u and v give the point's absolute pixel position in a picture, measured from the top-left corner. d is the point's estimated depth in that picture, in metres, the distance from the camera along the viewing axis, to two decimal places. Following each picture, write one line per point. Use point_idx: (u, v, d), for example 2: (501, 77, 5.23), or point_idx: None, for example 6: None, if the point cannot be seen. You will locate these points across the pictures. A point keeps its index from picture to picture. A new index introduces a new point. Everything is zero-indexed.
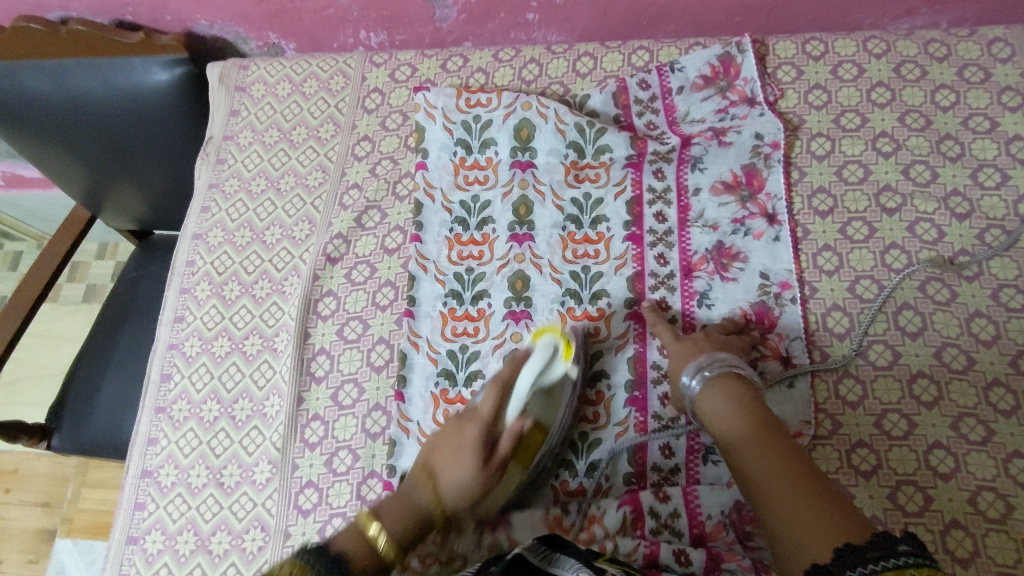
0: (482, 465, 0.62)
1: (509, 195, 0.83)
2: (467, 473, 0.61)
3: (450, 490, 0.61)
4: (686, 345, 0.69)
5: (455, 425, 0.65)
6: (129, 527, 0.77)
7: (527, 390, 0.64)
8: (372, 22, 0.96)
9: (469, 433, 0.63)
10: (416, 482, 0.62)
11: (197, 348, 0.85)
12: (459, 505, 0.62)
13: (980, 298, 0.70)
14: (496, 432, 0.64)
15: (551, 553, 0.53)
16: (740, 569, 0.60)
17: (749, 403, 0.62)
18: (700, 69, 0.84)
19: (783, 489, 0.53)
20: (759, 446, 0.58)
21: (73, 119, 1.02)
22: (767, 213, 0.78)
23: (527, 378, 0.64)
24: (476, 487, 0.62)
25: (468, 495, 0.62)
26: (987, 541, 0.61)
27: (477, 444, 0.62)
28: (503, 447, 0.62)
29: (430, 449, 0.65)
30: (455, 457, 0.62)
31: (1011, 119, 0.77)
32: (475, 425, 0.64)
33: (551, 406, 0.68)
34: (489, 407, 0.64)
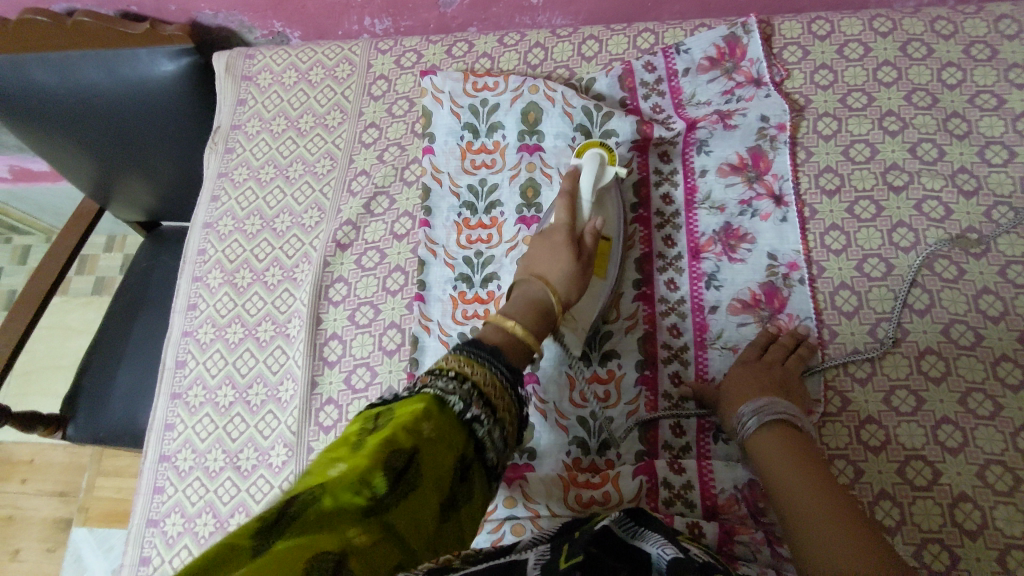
0: (577, 256, 0.70)
1: (516, 178, 0.84)
2: (568, 265, 0.69)
3: (561, 287, 0.68)
4: (752, 375, 0.67)
5: (539, 240, 0.73)
6: (149, 511, 0.79)
7: (590, 192, 0.74)
8: (376, 9, 0.96)
9: (557, 237, 0.71)
10: (526, 285, 0.68)
11: (210, 335, 0.86)
12: (570, 299, 0.69)
13: (988, 275, 0.71)
14: (578, 234, 0.73)
15: (637, 529, 0.49)
16: (755, 543, 0.62)
17: (805, 453, 0.60)
18: (706, 51, 0.84)
19: (835, 534, 0.51)
20: (813, 492, 0.55)
21: (81, 111, 1.03)
22: (774, 193, 0.78)
23: (588, 181, 0.74)
24: (578, 279, 0.69)
25: (574, 286, 0.69)
26: (995, 513, 0.62)
27: (568, 242, 0.71)
28: (589, 242, 0.71)
29: (527, 264, 0.72)
30: (554, 257, 0.70)
31: (1019, 95, 0.77)
32: (560, 231, 0.72)
33: (608, 215, 0.77)
34: (564, 217, 0.73)
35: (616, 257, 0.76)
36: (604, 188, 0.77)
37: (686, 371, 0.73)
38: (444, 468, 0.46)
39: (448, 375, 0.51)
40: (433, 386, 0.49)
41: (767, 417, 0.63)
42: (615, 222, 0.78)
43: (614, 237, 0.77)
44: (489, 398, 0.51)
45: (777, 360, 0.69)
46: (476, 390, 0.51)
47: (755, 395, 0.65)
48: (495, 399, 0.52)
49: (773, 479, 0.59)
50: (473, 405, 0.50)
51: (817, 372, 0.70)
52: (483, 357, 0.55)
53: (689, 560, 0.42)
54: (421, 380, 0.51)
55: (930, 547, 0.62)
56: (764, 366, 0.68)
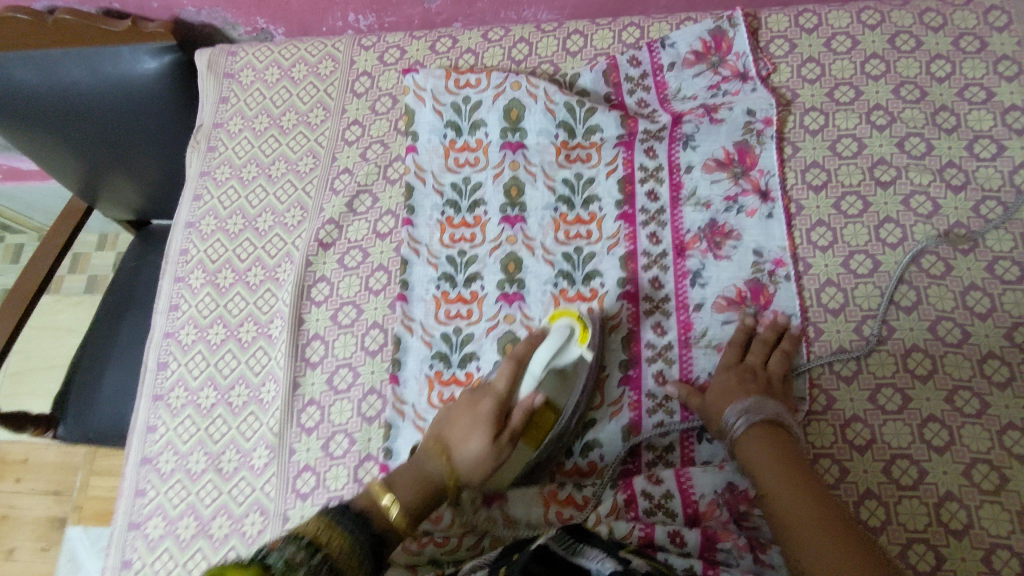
0: (493, 440, 0.63)
1: (500, 176, 0.83)
2: (479, 447, 0.62)
3: (462, 466, 0.63)
4: (733, 378, 0.67)
5: (468, 398, 0.66)
6: (131, 513, 0.78)
7: (540, 370, 0.65)
8: (360, 5, 0.95)
9: (483, 406, 0.64)
10: (429, 456, 0.63)
11: (193, 335, 0.86)
12: (470, 479, 0.63)
13: (976, 270, 0.70)
14: (508, 406, 0.65)
15: (575, 544, 0.53)
16: (737, 549, 0.61)
17: (782, 449, 0.60)
18: (691, 45, 0.83)
19: (822, 538, 0.52)
20: (795, 490, 0.56)
21: (64, 111, 1.02)
22: (760, 189, 0.77)
23: (542, 358, 0.65)
24: (486, 463, 0.62)
25: (479, 471, 0.63)
26: (981, 513, 0.61)
27: (490, 419, 0.63)
28: (514, 424, 0.63)
29: (443, 421, 0.65)
30: (466, 432, 0.63)
31: (1008, 88, 0.76)
32: (489, 399, 0.64)
33: (565, 389, 0.68)
34: (503, 386, 0.65)
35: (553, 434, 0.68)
36: (570, 363, 0.68)
37: (670, 369, 0.73)
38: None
39: (296, 543, 0.48)
40: (278, 559, 0.46)
41: (756, 418, 0.62)
42: (569, 397, 0.69)
43: (561, 407, 0.68)
44: (342, 570, 0.50)
45: (759, 364, 0.68)
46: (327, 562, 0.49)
47: (739, 398, 0.64)
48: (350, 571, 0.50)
49: (755, 478, 0.59)
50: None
51: (802, 373, 0.70)
52: (344, 519, 0.54)
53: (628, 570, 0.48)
54: (269, 547, 0.48)
55: (915, 548, 0.61)
56: (748, 370, 0.67)
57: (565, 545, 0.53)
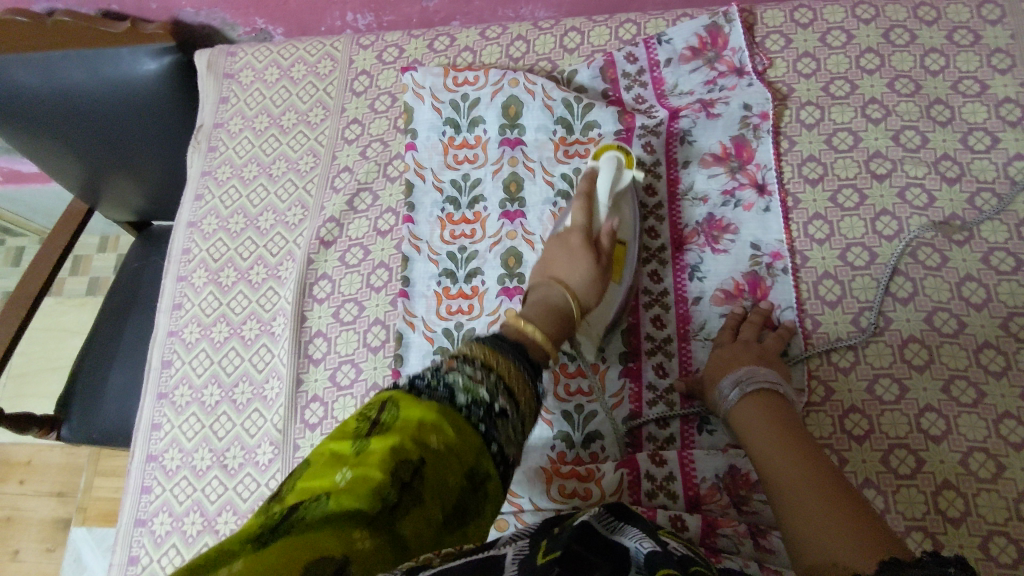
0: (596, 261, 0.68)
1: (499, 172, 0.83)
2: (587, 267, 0.67)
3: (581, 291, 0.66)
4: (726, 354, 0.68)
5: (557, 241, 0.70)
6: (137, 510, 0.79)
7: (607, 195, 0.71)
8: (358, 4, 0.96)
9: (573, 239, 0.69)
10: (547, 290, 0.66)
11: (196, 334, 0.86)
12: (588, 302, 0.67)
13: (971, 262, 0.70)
14: (595, 236, 0.70)
15: (617, 525, 0.49)
16: (737, 535, 0.62)
17: (782, 419, 0.61)
18: (688, 41, 0.84)
19: (810, 498, 0.52)
20: (790, 456, 0.56)
21: (66, 112, 1.02)
22: (757, 183, 0.77)
23: (605, 185, 0.71)
24: (599, 280, 0.67)
25: (595, 290, 0.67)
26: (978, 501, 0.62)
27: (585, 245, 0.68)
28: (607, 245, 0.69)
29: (543, 266, 0.69)
30: (571, 262, 0.67)
31: (1001, 80, 0.76)
32: (577, 233, 0.69)
33: (623, 220, 0.74)
34: (583, 218, 0.70)
35: (632, 261, 0.73)
36: (621, 190, 0.74)
37: (670, 362, 0.73)
38: (451, 479, 0.44)
39: (472, 364, 0.49)
40: (457, 378, 0.48)
41: (750, 386, 0.63)
42: (631, 226, 0.75)
43: (628, 241, 0.74)
44: (512, 388, 0.51)
45: (751, 338, 0.69)
46: (500, 381, 0.50)
47: (734, 369, 0.66)
48: (519, 391, 0.51)
49: (752, 446, 0.60)
50: (498, 398, 0.49)
51: (799, 363, 0.70)
52: (503, 346, 0.54)
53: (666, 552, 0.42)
54: (443, 365, 0.49)
55: (914, 535, 0.62)
56: (740, 343, 0.69)
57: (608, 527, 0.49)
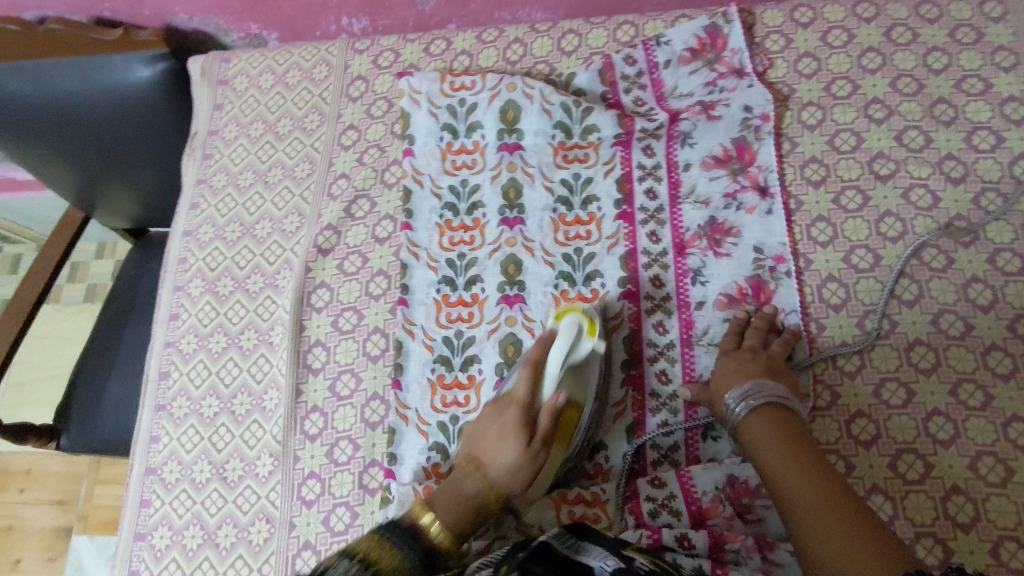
0: (527, 445, 0.64)
1: (498, 177, 0.83)
2: (514, 454, 0.64)
3: (500, 477, 0.64)
4: (733, 365, 0.67)
5: (493, 410, 0.68)
6: (136, 524, 0.78)
7: (557, 369, 0.67)
8: (353, 8, 0.95)
9: (510, 416, 0.66)
10: (465, 475, 0.64)
11: (193, 345, 0.85)
12: (511, 489, 0.64)
13: (977, 263, 0.69)
14: (536, 411, 0.66)
15: (578, 543, 0.51)
16: (745, 549, 0.61)
17: (791, 433, 0.60)
18: (687, 42, 0.82)
19: (832, 520, 0.51)
20: (804, 474, 0.56)
21: (60, 120, 1.01)
22: (759, 185, 0.77)
23: (556, 358, 0.67)
24: (523, 467, 0.64)
25: (516, 477, 0.64)
26: (988, 506, 0.61)
27: (517, 427, 0.65)
28: (543, 425, 0.64)
29: (473, 439, 0.67)
30: (500, 441, 0.64)
31: (1005, 79, 0.76)
32: (513, 408, 0.66)
33: (582, 383, 0.68)
34: (523, 392, 0.67)
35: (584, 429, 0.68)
36: (582, 357, 0.69)
37: (673, 368, 0.72)
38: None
39: (349, 560, 0.52)
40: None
41: (757, 401, 0.62)
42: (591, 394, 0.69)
43: (586, 403, 0.68)
44: None
45: (758, 345, 0.68)
46: None
47: (740, 381, 0.65)
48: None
49: (763, 461, 0.59)
50: None
51: (804, 368, 0.69)
52: (394, 535, 0.57)
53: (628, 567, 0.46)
54: (326, 562, 0.52)
55: (923, 542, 0.61)
56: (747, 352, 0.67)
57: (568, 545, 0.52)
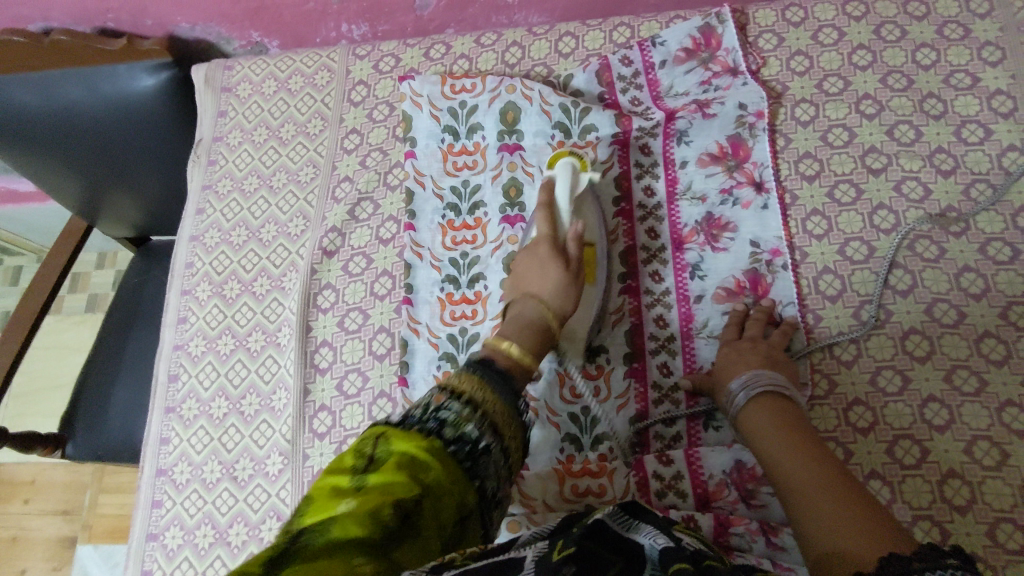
0: (566, 268, 0.68)
1: (498, 178, 0.84)
2: (559, 275, 0.67)
3: (553, 300, 0.66)
4: (734, 356, 0.68)
5: (524, 255, 0.71)
6: (148, 525, 0.79)
7: (569, 201, 0.72)
8: (353, 14, 0.96)
9: (542, 249, 0.69)
10: (520, 306, 0.66)
11: (201, 347, 0.87)
12: (567, 309, 0.67)
13: (968, 253, 0.71)
14: (562, 244, 0.70)
15: (630, 522, 0.52)
16: (749, 533, 0.63)
17: (788, 420, 0.61)
18: (682, 42, 0.84)
19: (825, 501, 0.52)
20: (801, 460, 0.57)
21: (66, 129, 1.03)
22: (754, 181, 0.78)
23: (564, 192, 0.72)
24: (569, 287, 0.67)
25: (565, 298, 0.67)
26: (984, 488, 0.63)
27: (553, 254, 0.68)
28: (574, 250, 0.69)
29: (515, 284, 0.70)
30: (542, 272, 0.68)
31: (992, 73, 0.77)
32: (544, 242, 0.69)
33: (588, 223, 0.75)
34: (546, 229, 0.70)
35: (602, 260, 0.75)
36: (581, 194, 0.74)
37: (674, 361, 0.74)
38: (445, 516, 0.46)
39: (460, 401, 0.53)
40: (448, 414, 0.51)
41: (755, 390, 0.64)
42: (597, 228, 0.75)
43: (598, 241, 0.75)
44: (494, 420, 0.54)
45: (758, 336, 0.70)
46: (484, 415, 0.53)
47: (739, 372, 0.66)
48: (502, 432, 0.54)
49: (762, 448, 0.61)
50: (485, 436, 0.52)
51: (802, 358, 0.71)
52: (491, 380, 0.56)
53: (678, 547, 0.45)
54: (434, 400, 0.52)
55: (920, 524, 0.63)
56: (748, 343, 0.69)
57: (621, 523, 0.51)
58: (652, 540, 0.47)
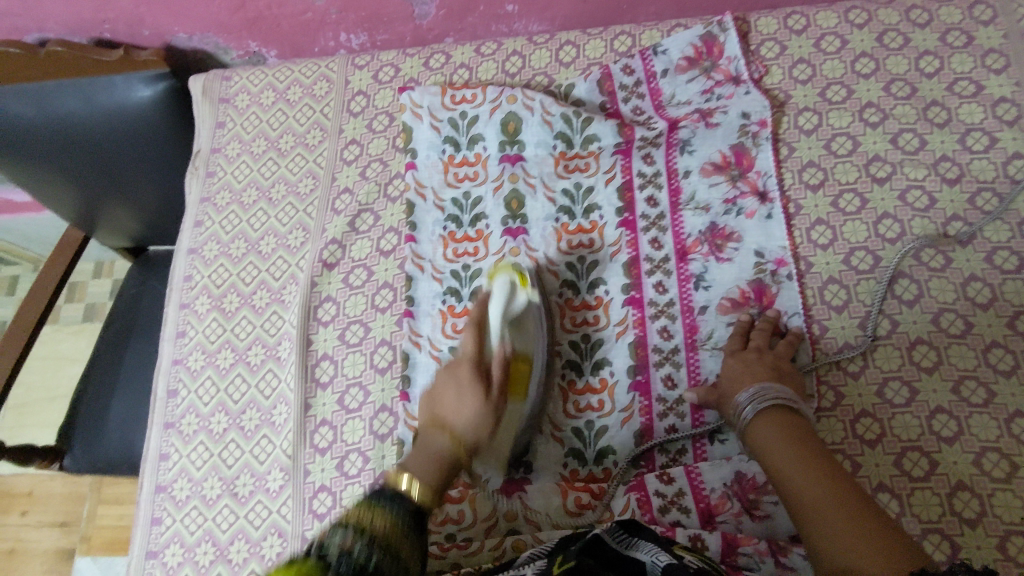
0: (485, 398, 0.65)
1: (500, 189, 0.84)
2: (474, 410, 0.65)
3: (465, 430, 0.64)
4: (741, 365, 0.68)
5: (446, 372, 0.69)
6: (148, 542, 0.78)
7: (502, 321, 0.67)
8: (352, 24, 0.96)
9: (464, 371, 0.67)
10: (431, 435, 0.64)
11: (201, 361, 0.86)
12: (479, 441, 0.65)
13: (975, 262, 0.71)
14: (487, 364, 0.68)
15: (629, 539, 0.53)
16: (757, 553, 0.61)
17: (797, 434, 0.61)
18: (683, 51, 0.84)
19: (838, 517, 0.51)
20: (813, 475, 0.56)
21: (62, 141, 1.02)
22: (758, 191, 0.78)
23: (497, 312, 0.68)
24: (483, 419, 0.65)
25: (478, 431, 0.65)
26: (994, 500, 0.62)
27: (473, 382, 0.66)
28: (497, 374, 0.66)
29: (430, 404, 0.67)
30: (459, 400, 0.66)
31: (996, 81, 0.77)
32: (467, 367, 0.67)
33: (525, 335, 0.71)
34: (472, 347, 0.68)
35: (535, 379, 0.71)
36: (522, 309, 0.70)
37: (678, 373, 0.73)
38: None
39: (345, 529, 0.48)
40: (331, 546, 0.46)
41: (763, 404, 0.63)
42: (535, 344, 0.71)
43: (534, 355, 0.71)
44: (390, 541, 0.49)
45: (764, 347, 0.69)
46: (375, 539, 0.48)
47: (746, 385, 0.65)
48: (397, 549, 0.49)
49: (770, 462, 0.60)
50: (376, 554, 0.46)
51: (810, 372, 0.70)
52: (384, 501, 0.54)
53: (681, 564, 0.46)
54: (318, 536, 0.48)
55: (930, 538, 0.62)
56: (754, 354, 0.69)
57: (619, 541, 0.53)
58: (653, 557, 0.48)
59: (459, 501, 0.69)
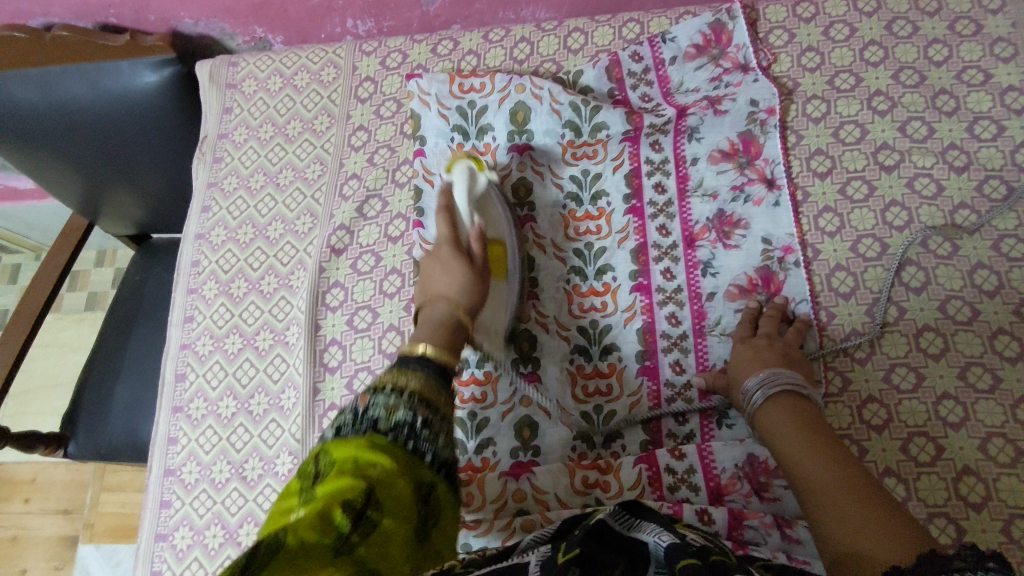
0: (468, 266, 0.69)
1: (508, 178, 0.85)
2: (461, 275, 0.68)
3: (458, 295, 0.67)
4: (749, 350, 0.68)
5: (427, 260, 0.72)
6: (157, 525, 0.78)
7: (467, 203, 0.73)
8: (359, 10, 0.95)
9: (444, 251, 0.71)
10: (426, 309, 0.66)
11: (209, 346, 0.86)
12: (472, 306, 0.68)
13: (982, 250, 0.71)
14: (463, 242, 0.72)
15: (633, 521, 0.52)
16: (763, 527, 0.62)
17: (807, 421, 0.61)
18: (692, 38, 0.83)
19: (848, 503, 0.52)
20: (822, 461, 0.56)
21: (67, 126, 1.01)
22: (766, 178, 0.78)
23: (462, 195, 0.74)
24: (472, 282, 0.68)
25: (471, 294, 0.68)
26: (999, 485, 0.63)
27: (453, 255, 0.70)
28: (476, 248, 0.71)
29: (421, 289, 0.70)
30: (444, 271, 0.69)
31: (1005, 69, 0.77)
32: (444, 245, 0.71)
33: (492, 221, 0.77)
34: (446, 229, 0.72)
35: (511, 258, 0.76)
36: (484, 193, 0.77)
37: (686, 358, 0.73)
38: (404, 496, 0.42)
39: (385, 393, 0.49)
40: (377, 407, 0.48)
41: (774, 388, 0.63)
42: (503, 226, 0.78)
43: (506, 239, 0.77)
44: (427, 400, 0.51)
45: (773, 332, 0.70)
46: (413, 397, 0.50)
47: (756, 369, 0.66)
48: (434, 403, 0.51)
49: (780, 450, 0.60)
50: (419, 413, 0.49)
51: (817, 358, 0.70)
52: (411, 363, 0.55)
53: (684, 543, 0.45)
54: (359, 401, 0.49)
55: (936, 522, 0.62)
56: (762, 339, 0.69)
57: (623, 523, 0.53)
58: (657, 538, 0.48)
59: (468, 483, 0.70)
